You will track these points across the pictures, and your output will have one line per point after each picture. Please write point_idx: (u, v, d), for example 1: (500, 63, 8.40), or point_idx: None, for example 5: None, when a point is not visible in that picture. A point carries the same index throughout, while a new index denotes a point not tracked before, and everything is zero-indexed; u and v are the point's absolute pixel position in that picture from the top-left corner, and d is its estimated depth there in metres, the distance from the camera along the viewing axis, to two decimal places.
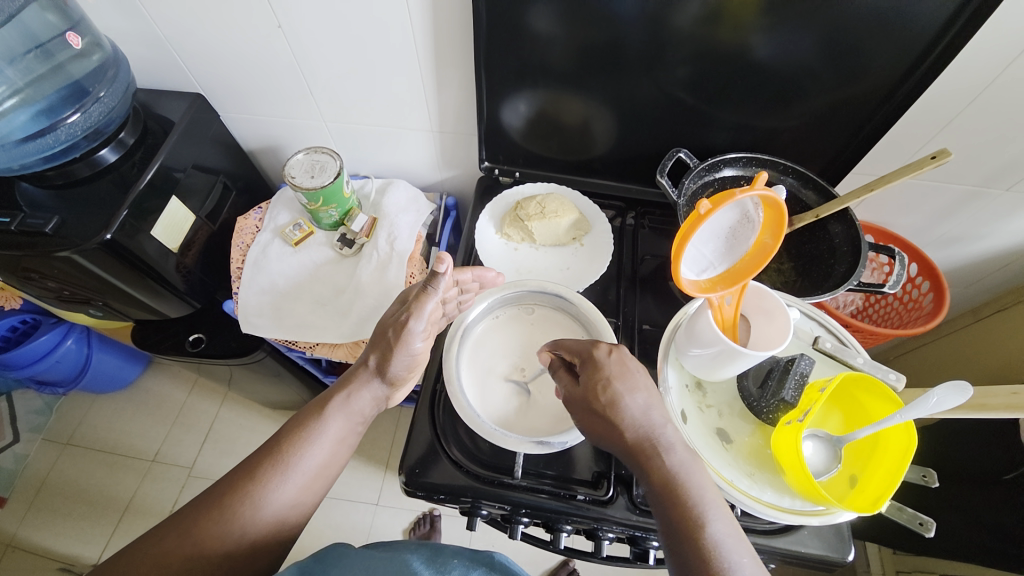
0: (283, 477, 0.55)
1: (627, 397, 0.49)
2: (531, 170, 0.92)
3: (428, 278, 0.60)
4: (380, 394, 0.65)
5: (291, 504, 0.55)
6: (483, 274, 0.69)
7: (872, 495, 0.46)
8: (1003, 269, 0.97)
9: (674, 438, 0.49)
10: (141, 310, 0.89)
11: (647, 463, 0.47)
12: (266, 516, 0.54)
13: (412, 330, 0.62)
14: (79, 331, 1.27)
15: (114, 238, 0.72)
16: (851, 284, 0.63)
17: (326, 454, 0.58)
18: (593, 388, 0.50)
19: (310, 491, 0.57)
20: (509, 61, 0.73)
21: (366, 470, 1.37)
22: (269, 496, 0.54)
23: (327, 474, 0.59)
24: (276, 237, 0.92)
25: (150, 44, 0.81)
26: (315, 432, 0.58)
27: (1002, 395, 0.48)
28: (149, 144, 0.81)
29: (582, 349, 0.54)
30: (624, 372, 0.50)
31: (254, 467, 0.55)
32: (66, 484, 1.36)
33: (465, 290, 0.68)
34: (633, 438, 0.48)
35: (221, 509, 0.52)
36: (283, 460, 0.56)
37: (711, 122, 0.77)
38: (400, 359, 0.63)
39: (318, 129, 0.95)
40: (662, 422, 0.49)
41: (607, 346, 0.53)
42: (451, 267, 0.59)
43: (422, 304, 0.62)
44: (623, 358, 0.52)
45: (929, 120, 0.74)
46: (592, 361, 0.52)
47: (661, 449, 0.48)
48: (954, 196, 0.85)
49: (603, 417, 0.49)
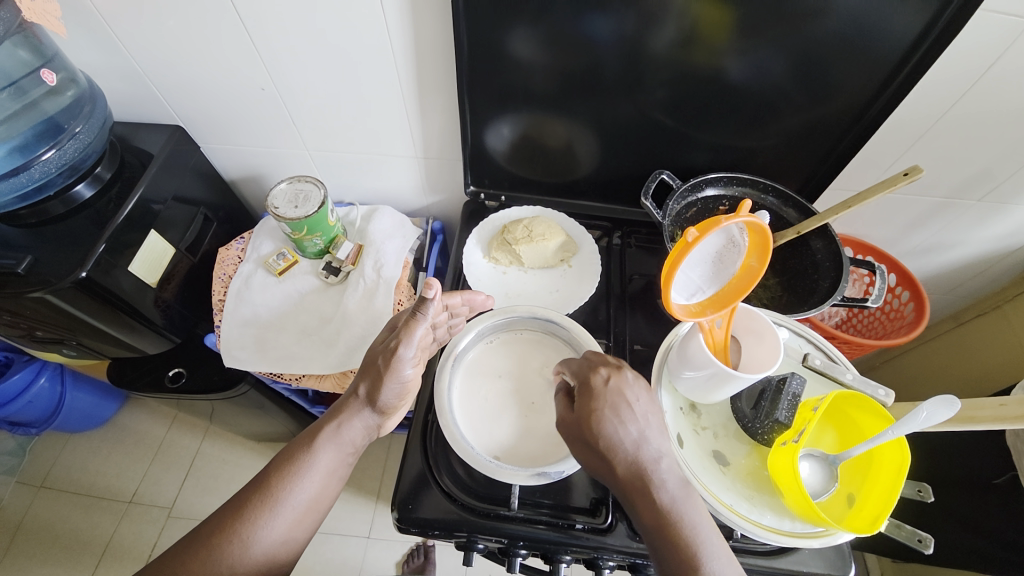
0: (272, 514, 0.53)
1: (620, 430, 0.49)
2: (517, 193, 0.92)
3: (416, 304, 0.60)
4: (371, 423, 0.62)
5: (280, 541, 0.53)
6: (471, 297, 0.69)
7: (870, 516, 0.46)
8: (978, 276, 1.00)
9: (667, 472, 0.48)
10: (116, 347, 0.86)
11: (639, 502, 0.47)
12: (255, 554, 0.51)
13: (401, 356, 0.60)
14: (52, 368, 1.22)
15: (90, 276, 0.70)
16: (836, 299, 0.65)
17: (316, 488, 0.56)
18: (588, 418, 0.50)
19: (301, 526, 0.55)
20: (491, 87, 0.75)
21: (355, 501, 1.33)
22: (257, 533, 0.52)
23: (318, 507, 0.57)
24: (259, 267, 0.90)
25: (128, 78, 0.80)
26: (305, 466, 0.56)
27: (990, 407, 0.48)
28: (126, 178, 0.80)
29: (581, 373, 0.53)
30: (621, 401, 0.50)
31: (243, 503, 0.53)
32: (39, 529, 1.29)
33: (455, 314, 0.69)
34: (625, 473, 0.48)
35: (209, 549, 0.50)
36: (272, 496, 0.54)
37: (691, 142, 0.79)
38: (389, 387, 0.61)
39: (301, 158, 0.94)
40: (656, 456, 0.48)
41: (607, 370, 0.52)
42: (440, 293, 0.58)
43: (410, 331, 0.60)
44: (621, 384, 0.51)
45: (898, 137, 0.76)
46: (590, 389, 0.51)
47: (654, 488, 0.47)
48: (927, 206, 0.88)
49: (596, 450, 0.49)
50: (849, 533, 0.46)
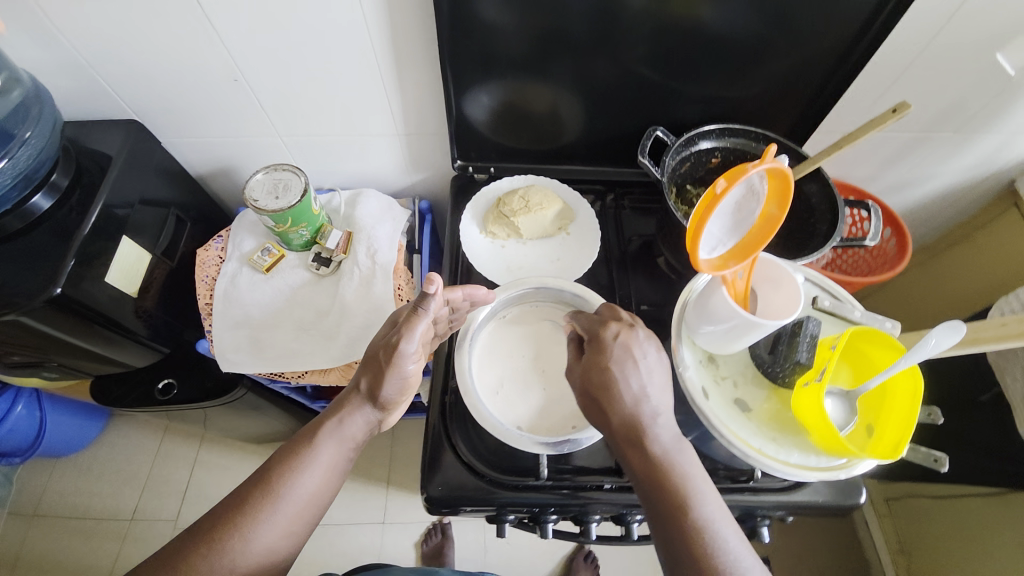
0: (273, 509, 0.52)
1: (622, 381, 0.50)
2: (505, 164, 0.89)
3: (417, 299, 0.59)
4: (373, 419, 0.61)
5: (279, 538, 0.52)
6: (473, 291, 0.64)
7: (890, 442, 0.48)
8: (951, 208, 1.05)
9: (664, 428, 0.49)
10: (99, 364, 0.81)
11: (633, 452, 0.49)
12: (255, 552, 0.51)
13: (403, 352, 0.59)
14: (28, 394, 1.15)
15: (64, 291, 0.65)
16: (835, 241, 0.66)
17: (316, 483, 0.55)
18: (591, 368, 0.52)
19: (300, 523, 0.54)
20: (472, 55, 0.71)
21: (367, 490, 1.33)
22: (256, 529, 0.51)
23: (318, 504, 0.56)
24: (244, 265, 0.86)
25: (71, 72, 0.72)
26: (307, 460, 0.56)
27: (993, 328, 0.51)
28: (86, 184, 0.73)
29: (591, 329, 0.55)
30: (626, 355, 0.51)
31: (244, 497, 0.53)
32: (37, 560, 1.24)
33: (456, 310, 0.64)
34: (620, 425, 0.50)
35: (210, 543, 0.50)
36: (273, 489, 0.53)
37: (680, 97, 0.78)
38: (391, 382, 0.60)
39: (273, 145, 0.88)
40: (653, 411, 0.50)
41: (618, 326, 0.54)
42: (440, 286, 0.59)
43: (413, 326, 0.59)
44: (630, 340, 0.52)
45: (880, 75, 0.77)
46: (597, 341, 0.53)
47: (649, 439, 0.49)
48: (905, 142, 0.90)
49: (595, 399, 0.51)
50: (873, 459, 0.48)
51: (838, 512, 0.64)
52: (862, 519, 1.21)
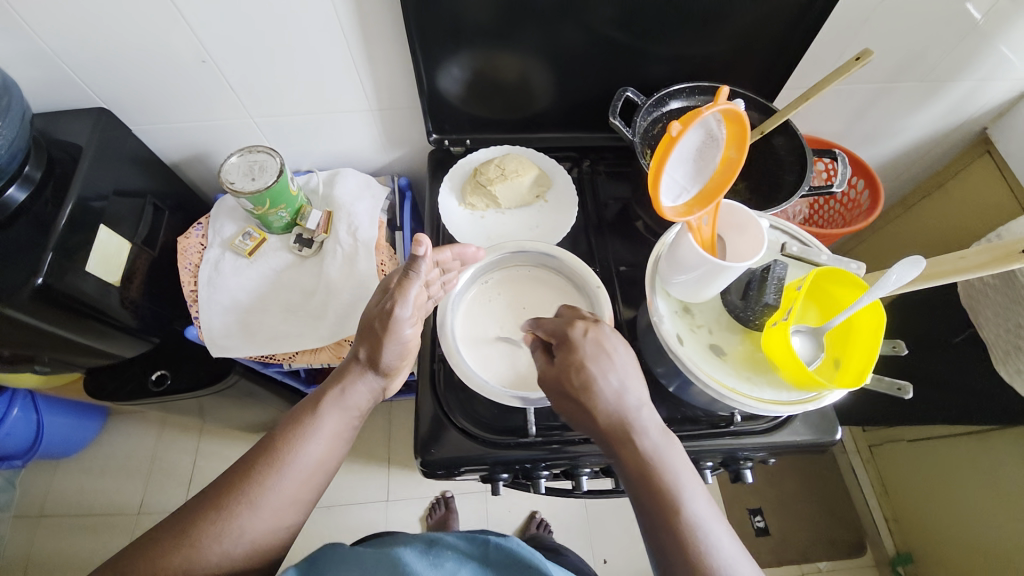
0: (280, 476, 0.53)
1: (601, 378, 0.51)
2: (480, 135, 0.90)
3: (407, 263, 0.57)
4: (375, 386, 0.63)
5: (289, 503, 0.53)
6: (462, 251, 0.64)
7: (855, 372, 0.51)
8: (922, 159, 1.06)
9: (648, 421, 0.51)
10: (90, 356, 0.82)
11: (621, 450, 0.50)
12: (265, 517, 0.52)
13: (399, 317, 0.59)
14: (23, 396, 1.15)
15: (48, 282, 0.65)
16: (804, 190, 0.68)
17: (322, 450, 0.57)
18: (567, 370, 0.52)
19: (308, 488, 0.55)
20: (440, 27, 0.71)
21: (369, 469, 1.36)
22: (265, 496, 0.52)
23: (326, 469, 0.57)
24: (226, 251, 0.86)
25: (34, 61, 0.71)
26: (311, 428, 0.57)
27: (951, 261, 0.53)
28: (60, 175, 0.73)
29: (559, 330, 0.55)
30: (601, 352, 0.52)
31: (249, 466, 0.53)
32: (48, 557, 1.26)
33: (447, 270, 0.65)
34: (606, 423, 0.51)
35: (217, 511, 0.50)
36: (278, 457, 0.54)
37: (649, 57, 0.78)
38: (390, 349, 0.61)
39: (246, 128, 0.88)
40: (636, 404, 0.51)
41: (584, 324, 0.54)
42: (429, 248, 0.55)
43: (405, 291, 0.58)
44: (600, 336, 0.53)
45: (845, 25, 0.78)
46: (568, 340, 0.54)
47: (636, 434, 0.50)
48: (874, 93, 0.91)
49: (576, 399, 0.52)
50: (842, 390, 0.51)
51: (815, 449, 0.68)
52: (848, 463, 1.27)
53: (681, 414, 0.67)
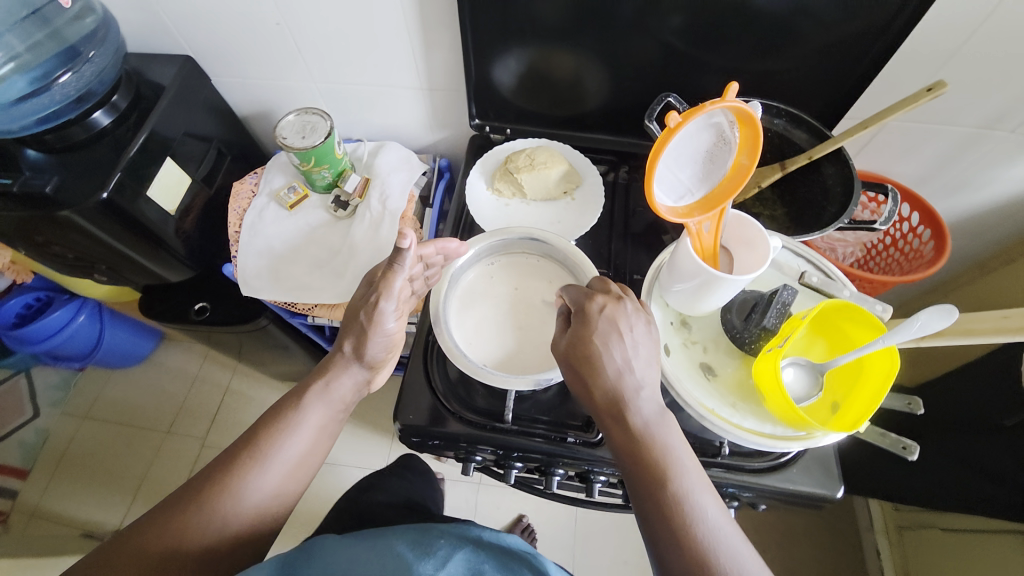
0: (264, 468, 0.56)
1: (606, 354, 0.49)
2: (522, 126, 0.91)
3: (392, 255, 0.60)
4: (360, 379, 0.65)
5: (273, 493, 0.57)
6: (445, 245, 0.64)
7: (851, 418, 0.46)
8: (1011, 219, 0.94)
9: (647, 398, 0.48)
10: (143, 274, 0.92)
11: (614, 426, 0.48)
12: (248, 505, 0.55)
13: (383, 310, 0.62)
14: (90, 306, 1.30)
15: (111, 197, 0.74)
16: (842, 223, 0.63)
17: (305, 443, 0.59)
18: (576, 343, 0.51)
19: (293, 478, 0.58)
20: (493, 15, 0.73)
21: (372, 437, 1.41)
22: (247, 486, 0.55)
23: (309, 460, 0.60)
24: (271, 201, 0.93)
25: (141, 8, 0.81)
26: (295, 421, 0.59)
27: (991, 320, 0.47)
28: (143, 108, 0.82)
29: (576, 301, 0.54)
30: (609, 329, 0.50)
31: (233, 458, 0.56)
32: (86, 457, 1.40)
33: (430, 265, 0.66)
34: (603, 399, 0.48)
35: (200, 502, 0.53)
36: (262, 451, 0.57)
37: (702, 67, 0.75)
38: (375, 342, 0.64)
39: (309, 91, 0.94)
40: (636, 384, 0.48)
41: (603, 299, 0.52)
42: (416, 242, 0.58)
43: (390, 283, 0.61)
44: (617, 313, 0.51)
45: (929, 56, 0.71)
46: (582, 313, 0.52)
47: (631, 414, 0.47)
48: (958, 137, 0.83)
49: (579, 372, 0.50)
50: (830, 434, 0.46)
51: (812, 502, 0.62)
52: (873, 545, 1.14)
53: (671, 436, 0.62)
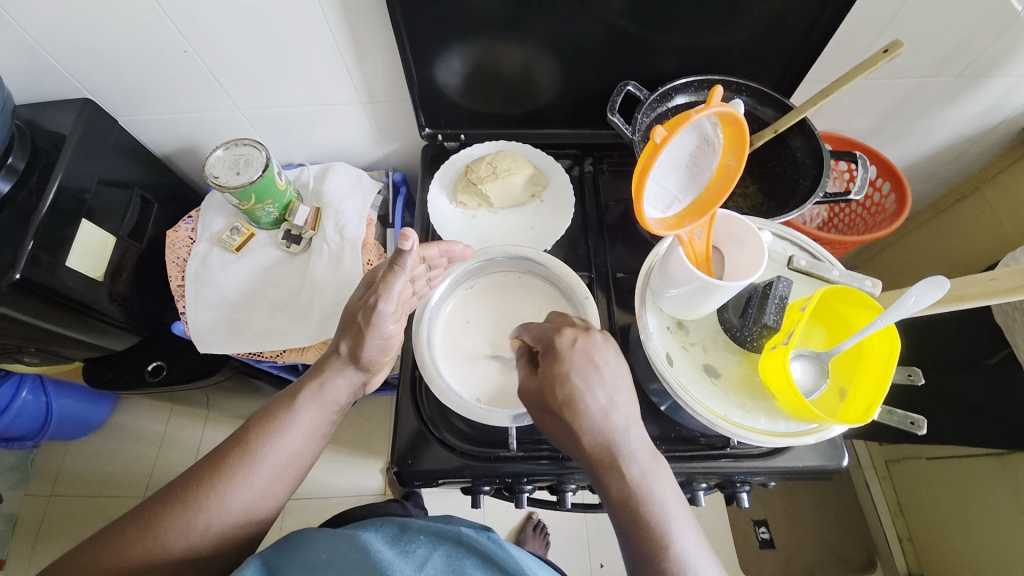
0: (252, 470, 0.51)
1: (585, 394, 0.46)
2: (476, 130, 0.85)
3: (393, 256, 0.54)
4: (356, 381, 0.60)
5: (260, 497, 0.51)
6: (450, 248, 0.63)
7: (862, 406, 0.46)
8: (957, 159, 0.97)
9: (637, 445, 0.46)
10: (81, 349, 0.82)
11: (605, 474, 0.45)
12: (233, 508, 0.50)
13: (381, 313, 0.56)
14: (32, 379, 1.17)
15: (25, 276, 0.64)
16: (819, 196, 0.62)
17: (297, 444, 0.54)
18: (550, 383, 0.47)
19: (281, 483, 0.53)
20: (429, 15, 0.66)
21: (367, 463, 1.35)
22: (234, 490, 0.50)
23: (300, 464, 0.55)
24: (214, 246, 0.85)
25: (17, 52, 0.70)
26: (285, 423, 0.54)
27: (979, 283, 0.47)
28: (44, 165, 0.72)
29: (546, 337, 0.51)
30: (589, 364, 0.47)
31: (221, 459, 0.51)
32: (59, 535, 1.29)
33: (433, 267, 0.63)
34: (591, 446, 0.46)
35: (185, 503, 0.48)
36: (251, 451, 0.52)
37: (657, 48, 0.72)
38: (373, 343, 0.58)
39: (236, 120, 0.85)
40: (623, 425, 0.46)
41: (572, 333, 0.50)
42: (417, 244, 0.52)
43: (389, 286, 0.56)
44: (589, 347, 0.48)
45: (875, 14, 0.70)
46: (554, 350, 0.49)
47: (622, 459, 0.45)
48: (906, 89, 0.83)
49: (561, 418, 0.47)
50: (843, 425, 0.46)
51: (820, 475, 0.61)
52: (862, 480, 1.18)
53: (675, 433, 0.61)
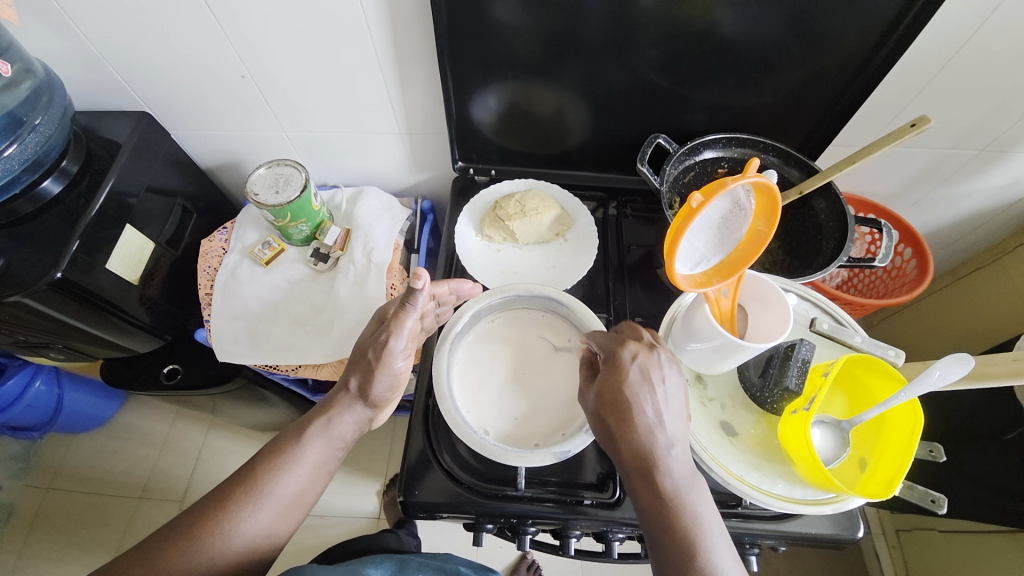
0: (257, 507, 0.52)
1: (638, 405, 0.47)
2: (506, 166, 0.88)
3: (405, 294, 0.56)
4: (363, 418, 0.60)
5: (263, 534, 0.52)
6: (459, 286, 0.67)
7: (883, 480, 0.45)
8: (981, 229, 0.98)
9: (679, 460, 0.45)
10: (105, 348, 0.85)
11: (640, 484, 0.45)
12: (236, 545, 0.50)
13: (392, 350, 0.57)
14: (48, 371, 1.19)
15: (66, 276, 0.67)
16: (842, 261, 0.62)
17: (302, 482, 0.55)
18: (608, 390, 0.48)
19: (285, 520, 0.54)
20: (473, 56, 0.70)
21: (365, 484, 1.34)
22: (238, 525, 0.51)
23: (304, 501, 0.55)
24: (245, 258, 0.87)
25: (89, 65, 0.75)
26: (292, 459, 0.55)
27: (1002, 362, 0.47)
28: (96, 170, 0.76)
29: (607, 346, 0.52)
30: (644, 378, 0.48)
31: (227, 494, 0.52)
32: (53, 530, 1.28)
33: (442, 303, 0.67)
34: (632, 455, 0.46)
35: (190, 539, 0.49)
36: (256, 487, 0.52)
37: (688, 103, 0.75)
38: (381, 380, 0.59)
39: (279, 140, 0.89)
40: (667, 441, 0.46)
41: (635, 347, 0.50)
42: (429, 282, 0.55)
43: (401, 322, 0.57)
44: (650, 363, 0.49)
45: (903, 87, 0.73)
46: (615, 360, 0.49)
47: (662, 475, 0.45)
48: (932, 158, 0.85)
49: (611, 425, 0.47)
50: (863, 498, 0.46)
51: (832, 545, 0.59)
52: (873, 549, 1.15)
53: None
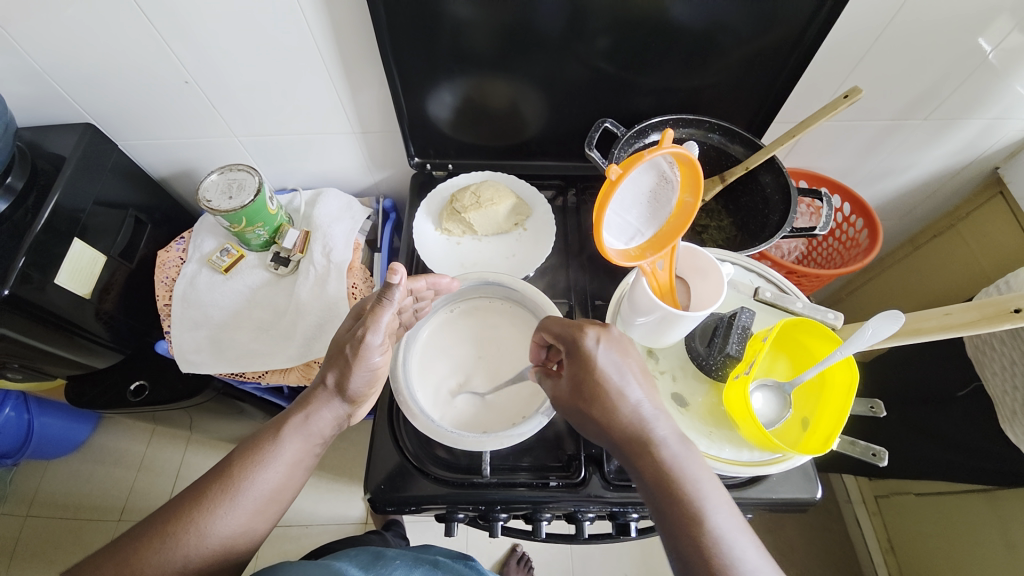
0: (232, 503, 0.51)
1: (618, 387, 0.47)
2: (464, 160, 0.89)
3: (382, 288, 0.56)
4: (341, 413, 0.59)
5: (240, 530, 0.51)
6: (437, 281, 0.63)
7: (822, 436, 0.47)
8: (932, 197, 1.01)
9: (667, 430, 0.46)
10: (63, 367, 0.83)
11: (640, 464, 0.45)
12: (211, 542, 0.50)
13: (369, 344, 0.56)
14: (16, 396, 1.18)
15: (14, 292, 0.66)
16: (785, 230, 0.65)
17: (279, 478, 0.54)
18: (580, 379, 0.48)
19: (262, 517, 0.53)
20: (422, 53, 0.70)
21: (349, 489, 1.33)
22: (213, 523, 0.50)
23: (281, 498, 0.54)
24: (203, 266, 0.86)
25: (25, 77, 0.73)
26: (269, 456, 0.54)
27: (935, 317, 0.48)
28: (42, 186, 0.74)
29: (566, 335, 0.50)
30: (612, 357, 0.48)
31: (203, 490, 0.51)
32: (29, 559, 1.25)
33: (420, 298, 0.63)
34: (626, 435, 0.46)
35: (165, 536, 0.48)
36: (232, 483, 0.52)
37: (635, 88, 0.76)
38: (359, 374, 0.57)
39: (232, 146, 0.89)
40: (655, 414, 0.46)
41: (594, 330, 0.49)
42: (407, 277, 0.54)
43: (377, 317, 0.56)
44: (611, 342, 0.49)
45: (840, 60, 0.75)
46: (578, 349, 0.48)
47: (655, 446, 0.45)
48: (877, 130, 0.87)
49: (594, 415, 0.47)
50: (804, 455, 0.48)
51: (795, 508, 0.60)
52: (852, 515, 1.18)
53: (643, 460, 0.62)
